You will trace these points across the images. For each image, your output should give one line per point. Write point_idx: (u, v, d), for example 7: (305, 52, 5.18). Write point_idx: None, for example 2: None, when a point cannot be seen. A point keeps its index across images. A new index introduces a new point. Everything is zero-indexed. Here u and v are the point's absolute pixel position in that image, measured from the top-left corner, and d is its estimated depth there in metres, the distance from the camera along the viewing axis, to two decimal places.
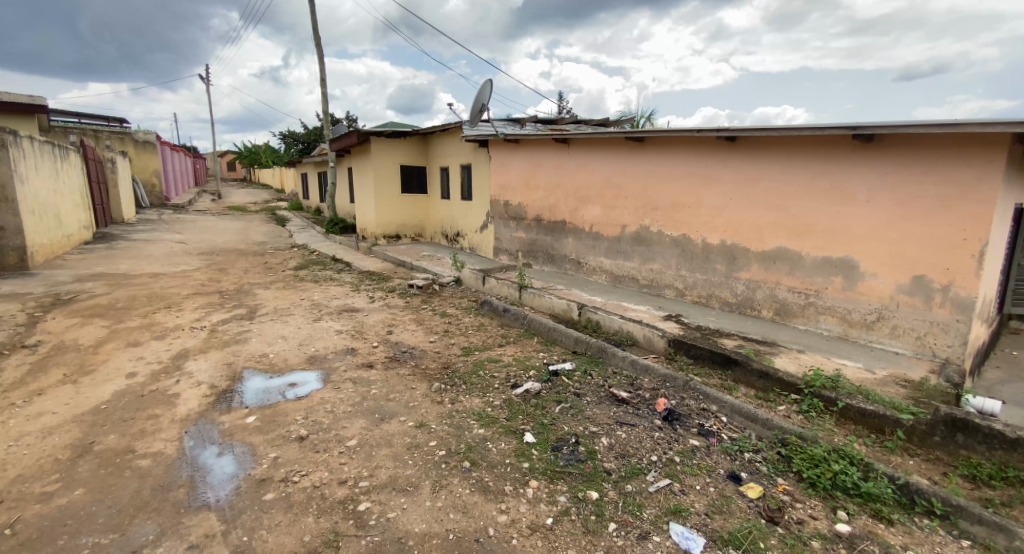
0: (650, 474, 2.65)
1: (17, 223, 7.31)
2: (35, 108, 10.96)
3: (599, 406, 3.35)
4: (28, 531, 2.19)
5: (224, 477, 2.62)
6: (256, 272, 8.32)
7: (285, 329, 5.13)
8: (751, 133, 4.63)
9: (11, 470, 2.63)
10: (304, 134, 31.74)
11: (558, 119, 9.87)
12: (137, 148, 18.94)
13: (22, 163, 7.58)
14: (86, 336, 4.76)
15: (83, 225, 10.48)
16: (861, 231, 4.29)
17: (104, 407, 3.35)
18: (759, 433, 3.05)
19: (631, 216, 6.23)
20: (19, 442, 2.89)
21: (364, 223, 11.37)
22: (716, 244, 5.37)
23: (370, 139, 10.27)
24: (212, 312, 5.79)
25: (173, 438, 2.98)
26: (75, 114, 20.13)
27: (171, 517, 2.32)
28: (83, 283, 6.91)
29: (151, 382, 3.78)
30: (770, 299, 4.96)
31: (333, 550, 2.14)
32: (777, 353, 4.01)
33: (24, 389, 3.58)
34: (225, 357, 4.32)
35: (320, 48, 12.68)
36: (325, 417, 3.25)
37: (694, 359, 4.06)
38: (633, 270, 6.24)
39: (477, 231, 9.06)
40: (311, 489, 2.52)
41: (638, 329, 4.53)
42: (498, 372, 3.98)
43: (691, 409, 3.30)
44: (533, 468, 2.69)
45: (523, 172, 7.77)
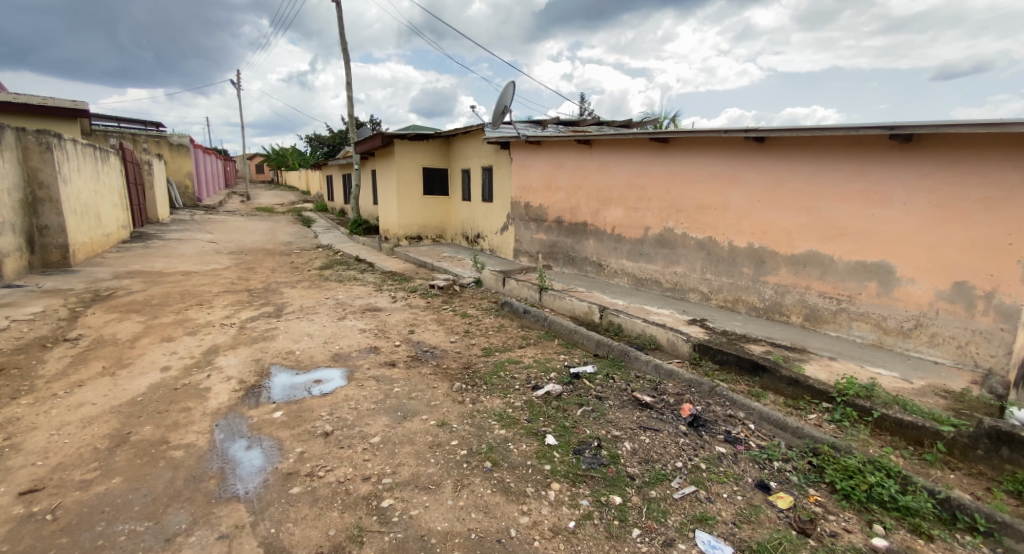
0: (674, 480, 2.60)
1: (60, 222, 7.65)
2: (78, 113, 11.50)
3: (622, 410, 3.31)
4: (68, 517, 2.28)
5: (253, 469, 2.68)
6: (283, 271, 8.53)
7: (310, 327, 5.23)
8: (779, 133, 4.52)
9: (53, 457, 2.75)
10: (331, 137, 32.45)
11: (581, 121, 9.83)
12: (171, 151, 19.63)
13: (64, 165, 7.94)
14: (123, 330, 4.95)
15: (120, 225, 10.91)
16: (896, 236, 4.14)
17: (140, 399, 3.48)
18: (789, 442, 2.98)
19: (654, 218, 6.15)
20: (61, 431, 3.02)
21: (387, 224, 11.51)
22: (743, 247, 5.26)
23: (394, 141, 10.40)
24: (241, 309, 5.95)
25: (204, 431, 3.06)
26: (115, 117, 20.97)
27: (202, 506, 2.38)
28: (121, 279, 7.19)
29: (183, 376, 3.90)
30: (799, 304, 4.83)
31: (357, 545, 2.16)
32: (807, 360, 3.89)
33: (66, 380, 3.74)
34: (253, 353, 4.43)
35: (346, 53, 12.95)
36: (349, 414, 3.30)
37: (720, 364, 3.97)
38: (656, 273, 6.16)
39: (497, 232, 9.07)
40: (336, 484, 2.56)
41: (661, 332, 4.47)
42: (519, 374, 3.97)
43: (717, 416, 3.23)
44: (555, 470, 2.67)
45: (545, 173, 7.74)
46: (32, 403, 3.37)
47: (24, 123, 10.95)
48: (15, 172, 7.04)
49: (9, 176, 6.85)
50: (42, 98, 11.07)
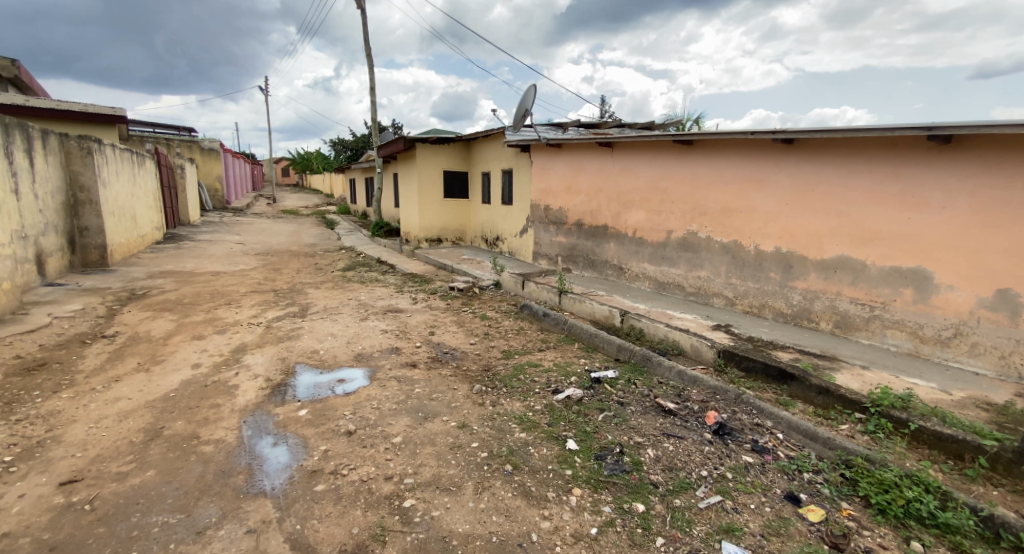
0: (699, 489, 2.55)
1: (99, 223, 7.97)
2: (116, 119, 11.98)
3: (645, 416, 3.27)
4: (105, 508, 2.37)
5: (279, 466, 2.74)
6: (307, 272, 8.70)
7: (334, 327, 5.32)
8: (808, 135, 4.40)
9: (91, 449, 2.85)
10: (354, 142, 33.14)
11: (602, 123, 9.77)
12: (203, 155, 20.29)
13: (104, 168, 8.28)
14: (156, 328, 5.12)
15: (155, 226, 11.31)
16: (934, 240, 3.98)
17: (172, 394, 3.59)
18: (819, 453, 2.89)
19: (677, 221, 6.06)
20: (99, 424, 3.14)
21: (408, 227, 11.64)
22: (770, 251, 5.14)
23: (417, 145, 10.53)
24: (267, 309, 6.09)
25: (232, 427, 3.14)
26: (150, 123, 21.78)
27: (231, 501, 2.44)
28: (155, 279, 7.46)
29: (213, 373, 4.01)
30: (830, 310, 4.69)
31: (380, 545, 2.18)
32: (838, 369, 3.76)
33: (103, 375, 3.90)
34: (279, 352, 4.53)
35: (370, 59, 13.20)
36: (372, 413, 3.34)
37: (745, 372, 3.88)
38: (679, 277, 6.07)
39: (517, 235, 9.08)
40: (359, 483, 2.59)
41: (685, 337, 4.39)
42: (538, 377, 3.96)
43: (744, 424, 3.16)
44: (577, 476, 2.65)
45: (566, 175, 7.71)
46: (71, 397, 3.51)
47: (67, 128, 11.47)
48: (58, 176, 7.37)
49: (53, 179, 7.17)
50: (84, 105, 11.58)
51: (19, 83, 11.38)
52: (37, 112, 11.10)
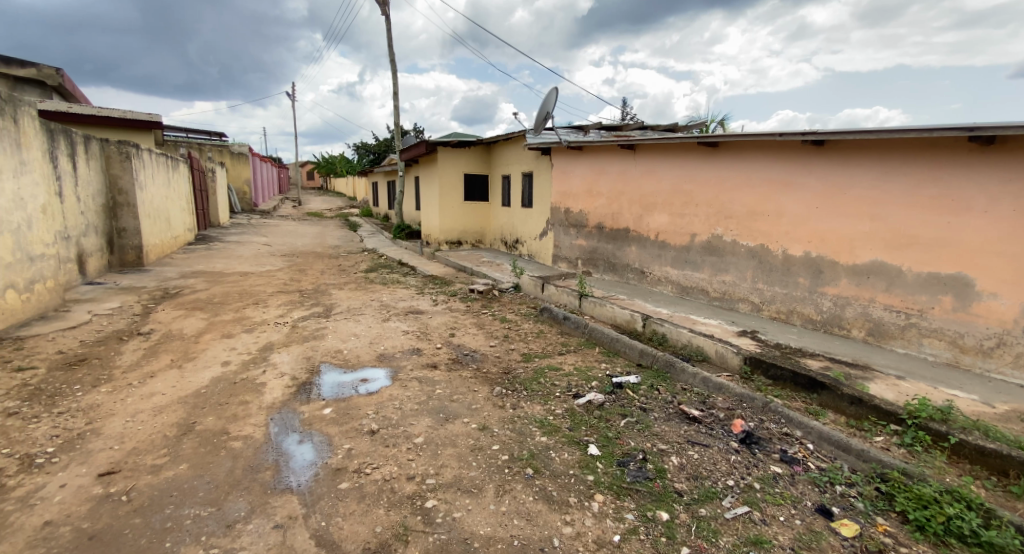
0: (726, 499, 2.49)
1: (136, 225, 8.29)
2: (152, 125, 12.46)
3: (668, 423, 3.21)
4: (141, 499, 2.45)
5: (305, 463, 2.79)
6: (331, 273, 8.87)
7: (356, 328, 5.40)
8: (839, 137, 4.28)
9: (128, 442, 2.96)
10: (377, 146, 33.71)
11: (625, 125, 9.67)
12: (232, 159, 20.94)
13: (141, 172, 8.61)
14: (188, 326, 5.29)
15: (187, 228, 11.70)
16: (975, 245, 3.82)
17: (203, 390, 3.70)
18: (852, 465, 2.79)
19: (701, 224, 5.97)
20: (136, 418, 3.26)
21: (429, 229, 11.76)
22: (799, 256, 5.01)
23: (439, 148, 10.63)
24: (293, 309, 6.22)
25: (260, 424, 3.22)
26: (183, 128, 22.55)
27: (259, 496, 2.50)
28: (187, 279, 7.70)
29: (241, 370, 4.12)
30: (862, 317, 4.54)
31: (403, 544, 2.19)
32: (871, 378, 3.63)
33: (139, 371, 4.04)
34: (304, 351, 4.63)
35: (394, 65, 13.43)
36: (394, 413, 3.38)
37: (773, 380, 3.79)
38: (703, 282, 5.97)
39: (537, 238, 9.07)
40: (382, 482, 2.62)
41: (709, 344, 4.31)
42: (559, 381, 3.93)
43: (772, 434, 3.09)
44: (599, 482, 2.62)
45: (587, 178, 7.65)
46: (110, 391, 3.65)
47: (106, 134, 11.99)
48: (98, 180, 7.69)
49: (94, 183, 7.49)
50: (122, 112, 12.08)
51: (64, 92, 11.94)
52: (80, 119, 11.62)
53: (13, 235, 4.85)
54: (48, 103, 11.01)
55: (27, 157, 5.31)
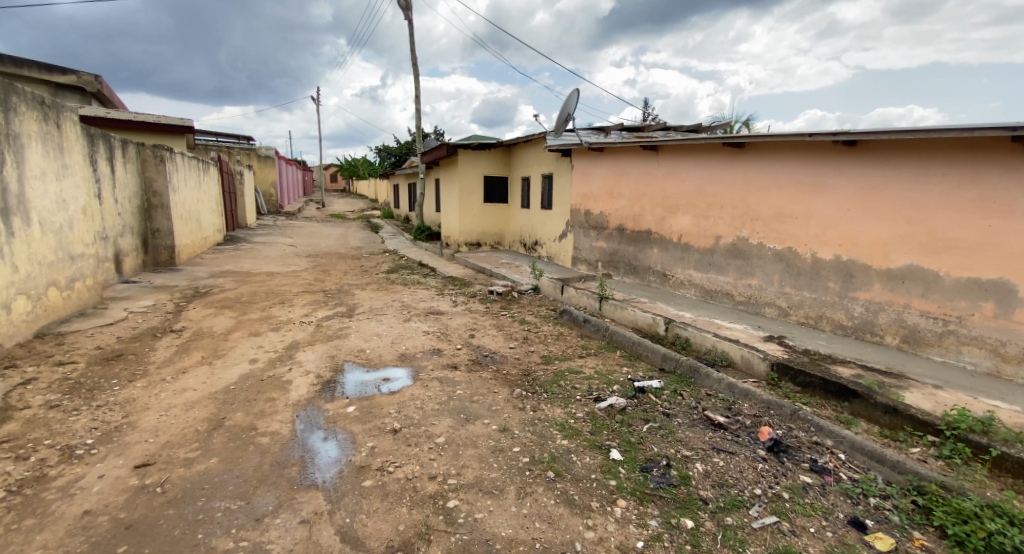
0: (752, 508, 2.44)
1: (169, 226, 8.58)
2: (185, 129, 12.88)
3: (692, 429, 3.16)
4: (175, 491, 2.53)
5: (330, 460, 2.84)
6: (354, 274, 9.02)
7: (379, 328, 5.48)
8: (872, 137, 4.15)
9: (162, 435, 3.07)
10: (398, 149, 34.18)
11: (647, 126, 9.58)
12: (260, 162, 21.51)
13: (174, 175, 8.92)
14: (218, 324, 5.45)
15: (216, 229, 12.05)
16: (1019, 249, 3.65)
17: (232, 387, 3.80)
18: (887, 477, 2.70)
19: (726, 226, 5.86)
20: (169, 412, 3.37)
21: (449, 231, 11.84)
22: (829, 260, 4.87)
23: (459, 151, 10.71)
24: (318, 308, 6.35)
25: (286, 420, 3.28)
26: (213, 132, 23.22)
27: (287, 491, 2.55)
28: (216, 278, 7.93)
29: (268, 368, 4.22)
30: (896, 324, 4.38)
31: (425, 543, 2.21)
32: (906, 387, 3.50)
33: (172, 367, 4.18)
34: (329, 350, 4.72)
35: (416, 69, 13.62)
36: (415, 412, 3.41)
37: (802, 387, 3.69)
38: (728, 285, 5.86)
39: (556, 239, 9.04)
40: (405, 481, 2.64)
41: (734, 349, 4.22)
42: (580, 384, 3.91)
43: (801, 442, 3.01)
44: (621, 487, 2.59)
45: (608, 180, 7.59)
46: (145, 386, 3.78)
47: (141, 138, 12.46)
48: (135, 182, 7.99)
49: (130, 186, 7.78)
50: (157, 117, 12.53)
51: (103, 98, 12.45)
52: (118, 124, 12.10)
53: (55, 235, 5.08)
54: (88, 109, 11.47)
55: (69, 160, 5.55)
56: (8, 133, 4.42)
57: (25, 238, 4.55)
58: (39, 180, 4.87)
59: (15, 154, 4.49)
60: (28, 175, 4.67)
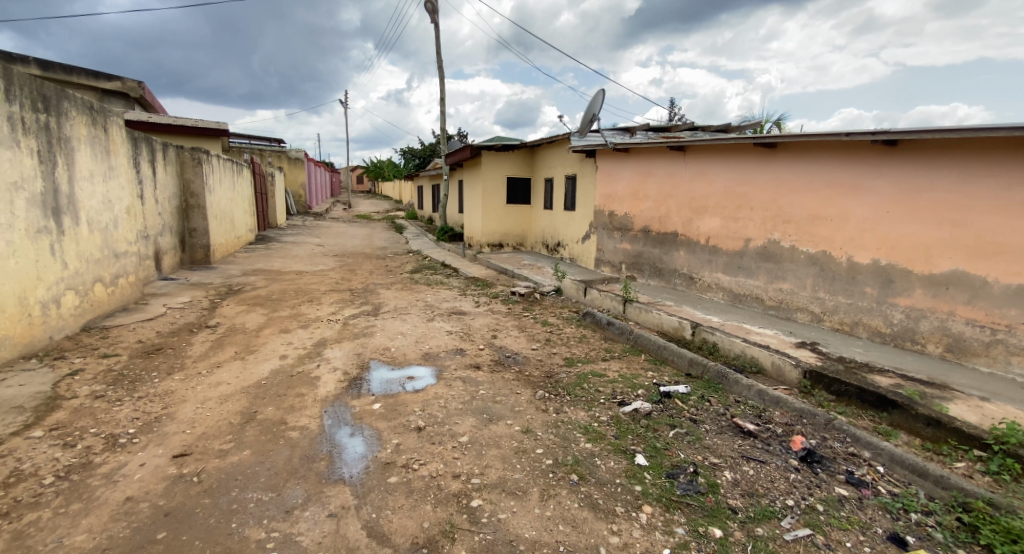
0: (785, 520, 2.36)
1: (205, 226, 8.91)
2: (220, 133, 13.34)
3: (721, 436, 3.09)
4: (210, 481, 2.62)
5: (356, 456, 2.89)
6: (379, 273, 9.17)
7: (403, 326, 5.56)
8: (914, 136, 3.99)
9: (199, 426, 3.18)
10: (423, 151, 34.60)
11: (674, 127, 9.43)
12: (290, 163, 22.11)
13: (210, 176, 9.25)
14: (250, 321, 5.62)
15: (249, 229, 12.44)
16: None
17: (264, 382, 3.91)
18: (929, 492, 2.58)
19: (757, 228, 5.71)
20: (204, 404, 3.49)
21: (472, 232, 11.90)
22: (866, 264, 4.69)
23: (484, 152, 10.76)
24: (344, 307, 6.48)
25: (315, 416, 3.36)
26: (246, 135, 23.97)
27: (315, 485, 2.61)
28: (248, 276, 8.18)
29: (298, 364, 4.33)
30: (940, 332, 4.18)
31: (450, 541, 2.23)
32: (950, 398, 3.34)
33: (208, 361, 4.34)
34: (355, 347, 4.81)
35: (441, 72, 13.77)
36: (439, 411, 3.44)
37: (836, 396, 3.56)
38: (757, 289, 5.71)
39: (580, 241, 8.97)
40: (429, 479, 2.67)
41: (765, 355, 4.10)
42: (603, 387, 3.87)
43: (836, 453, 2.91)
44: (647, 493, 2.55)
45: (633, 181, 7.50)
46: (182, 379, 3.93)
47: (180, 141, 12.97)
48: (174, 183, 8.32)
49: (170, 187, 8.10)
50: (194, 121, 13.02)
51: (145, 103, 13.00)
52: (159, 128, 12.63)
53: (101, 233, 5.32)
54: (131, 114, 12.02)
55: (115, 162, 5.81)
56: (60, 137, 4.65)
57: (74, 236, 4.78)
58: (88, 182, 5.12)
59: (66, 156, 4.73)
60: (77, 177, 4.91)
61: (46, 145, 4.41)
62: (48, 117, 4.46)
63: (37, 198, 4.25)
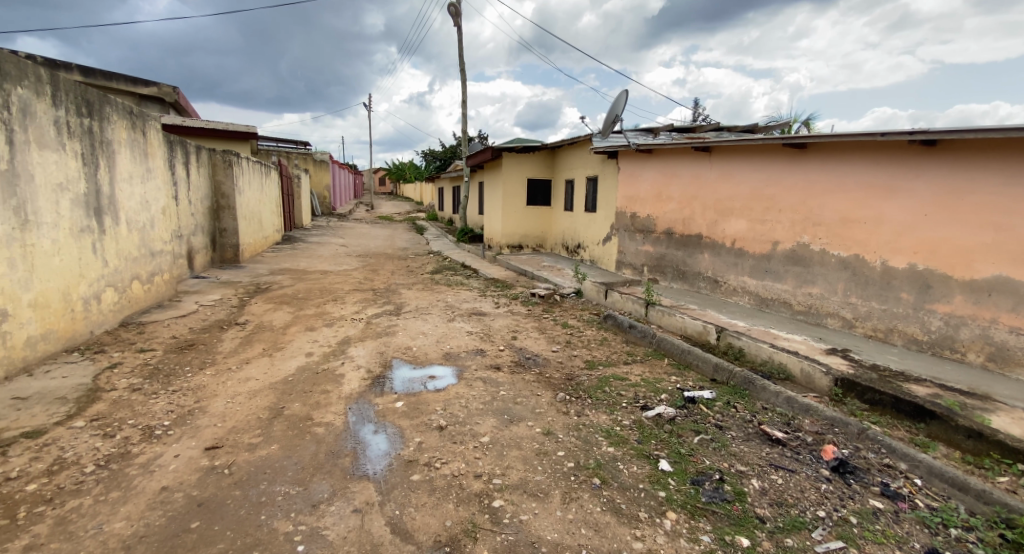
0: (816, 531, 2.30)
1: (234, 226, 9.17)
2: (250, 136, 13.73)
3: (747, 443, 3.03)
4: (240, 473, 2.70)
5: (380, 453, 2.92)
6: (401, 274, 9.28)
7: (424, 326, 5.61)
8: (954, 136, 3.84)
9: (230, 420, 3.27)
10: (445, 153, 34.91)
11: (698, 127, 9.29)
12: (316, 165, 22.61)
13: (240, 178, 9.52)
14: (278, 318, 5.76)
15: (275, 229, 12.75)
16: None
17: (290, 378, 4.00)
18: (970, 507, 2.47)
19: (785, 231, 5.58)
20: (235, 399, 3.59)
21: (492, 234, 11.94)
22: (902, 269, 4.53)
23: (505, 154, 10.78)
24: (367, 306, 6.58)
25: (339, 412, 3.42)
26: (274, 138, 24.65)
27: (340, 480, 2.65)
28: (275, 275, 8.39)
29: (323, 361, 4.42)
30: (981, 340, 4.01)
31: (472, 541, 2.24)
32: (992, 410, 3.20)
33: (238, 357, 4.47)
34: (378, 346, 4.87)
35: (464, 74, 13.90)
36: (460, 411, 3.46)
37: (870, 405, 3.45)
38: (786, 294, 5.57)
39: (601, 243, 8.91)
40: (451, 478, 2.69)
41: (793, 361, 3.99)
42: (625, 391, 3.83)
43: (870, 464, 2.82)
44: (671, 499, 2.51)
45: (656, 182, 7.40)
46: (213, 374, 4.05)
47: (211, 144, 13.40)
48: (206, 185, 8.59)
49: (202, 188, 8.37)
50: (225, 125, 13.42)
51: (180, 108, 13.47)
52: (192, 131, 13.08)
53: (139, 233, 5.54)
54: (167, 118, 12.48)
55: (152, 165, 6.04)
56: (102, 140, 4.85)
57: (114, 235, 4.98)
58: (127, 183, 5.34)
59: (108, 159, 4.93)
60: (118, 179, 5.12)
61: (89, 148, 4.61)
62: (92, 121, 4.67)
63: (81, 199, 4.44)
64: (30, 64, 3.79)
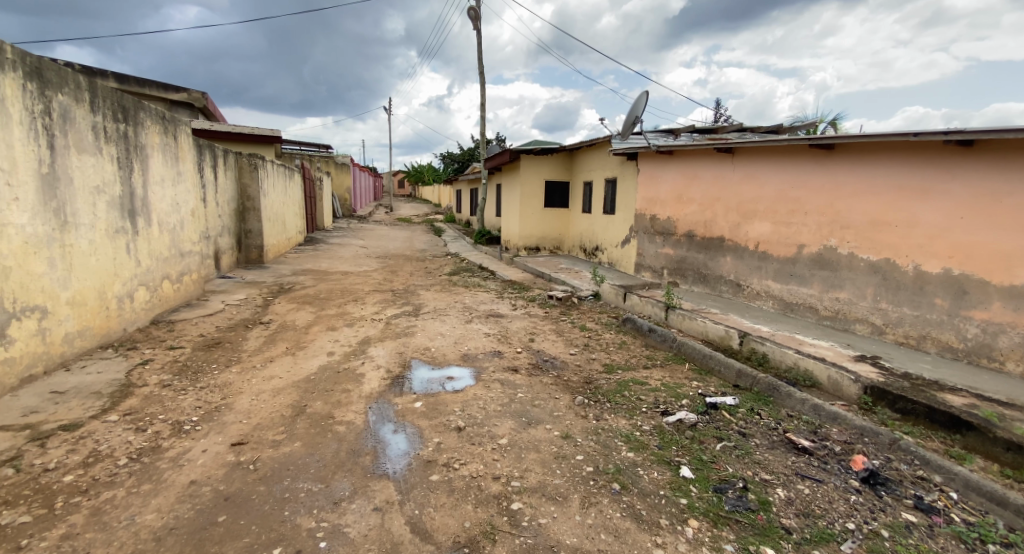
0: (844, 544, 2.23)
1: (259, 227, 9.38)
2: (274, 139, 14.06)
3: (772, 451, 2.96)
4: (265, 469, 2.75)
5: (399, 453, 2.95)
6: (420, 275, 9.37)
7: (443, 327, 5.64)
8: (992, 137, 3.70)
9: (255, 417, 3.35)
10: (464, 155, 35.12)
11: (720, 128, 9.15)
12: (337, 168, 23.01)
13: (264, 181, 9.75)
14: (300, 318, 5.88)
15: (298, 230, 13.00)
16: None
17: (312, 377, 4.07)
18: (1009, 523, 2.37)
19: (812, 234, 5.44)
20: (259, 397, 3.67)
21: (509, 236, 11.95)
22: (935, 273, 4.37)
23: (524, 156, 10.79)
24: (387, 306, 6.66)
25: (360, 411, 3.47)
26: (298, 142, 25.19)
27: (361, 478, 2.69)
28: (298, 276, 8.55)
29: (344, 360, 4.49)
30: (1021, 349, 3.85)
31: (491, 543, 2.24)
32: None
33: (262, 355, 4.57)
34: (397, 346, 4.92)
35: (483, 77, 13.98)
36: (478, 412, 3.47)
37: (901, 414, 3.34)
38: (812, 298, 5.43)
39: (619, 245, 8.83)
40: (469, 479, 2.69)
41: (820, 368, 3.89)
42: (645, 396, 3.78)
43: (902, 476, 2.73)
44: (693, 506, 2.47)
45: (677, 184, 7.30)
46: (239, 371, 4.16)
47: (238, 147, 13.76)
48: (233, 187, 8.82)
49: (229, 191, 8.60)
50: (251, 129, 13.77)
51: (208, 113, 13.86)
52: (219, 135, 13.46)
53: (169, 233, 5.71)
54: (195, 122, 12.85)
55: (183, 168, 6.24)
56: (136, 144, 5.03)
57: (147, 236, 5.15)
58: (159, 186, 5.52)
59: (141, 162, 5.11)
60: (151, 182, 5.30)
61: (124, 152, 4.78)
62: (126, 126, 4.84)
63: (116, 201, 4.62)
64: (70, 71, 3.96)
